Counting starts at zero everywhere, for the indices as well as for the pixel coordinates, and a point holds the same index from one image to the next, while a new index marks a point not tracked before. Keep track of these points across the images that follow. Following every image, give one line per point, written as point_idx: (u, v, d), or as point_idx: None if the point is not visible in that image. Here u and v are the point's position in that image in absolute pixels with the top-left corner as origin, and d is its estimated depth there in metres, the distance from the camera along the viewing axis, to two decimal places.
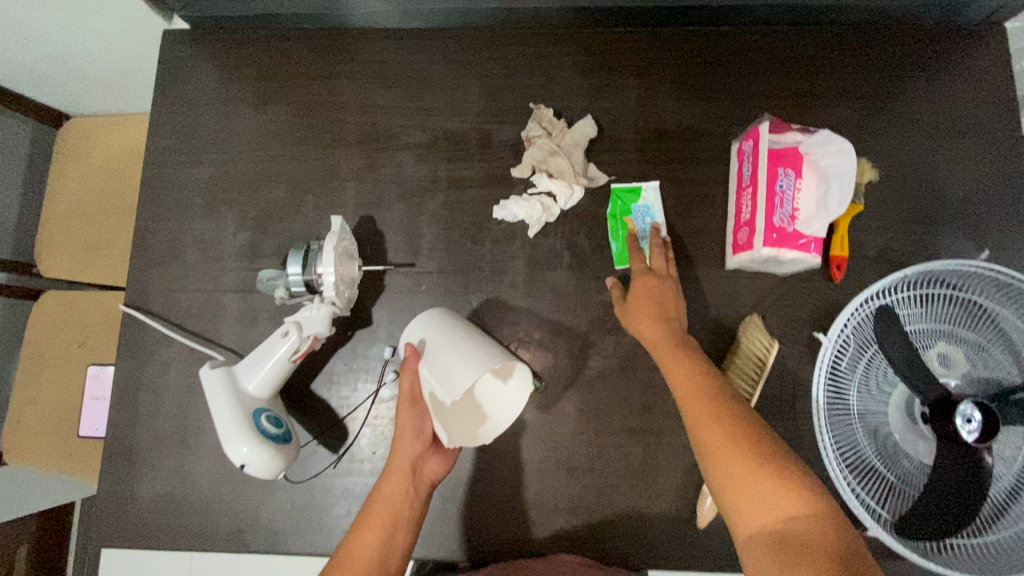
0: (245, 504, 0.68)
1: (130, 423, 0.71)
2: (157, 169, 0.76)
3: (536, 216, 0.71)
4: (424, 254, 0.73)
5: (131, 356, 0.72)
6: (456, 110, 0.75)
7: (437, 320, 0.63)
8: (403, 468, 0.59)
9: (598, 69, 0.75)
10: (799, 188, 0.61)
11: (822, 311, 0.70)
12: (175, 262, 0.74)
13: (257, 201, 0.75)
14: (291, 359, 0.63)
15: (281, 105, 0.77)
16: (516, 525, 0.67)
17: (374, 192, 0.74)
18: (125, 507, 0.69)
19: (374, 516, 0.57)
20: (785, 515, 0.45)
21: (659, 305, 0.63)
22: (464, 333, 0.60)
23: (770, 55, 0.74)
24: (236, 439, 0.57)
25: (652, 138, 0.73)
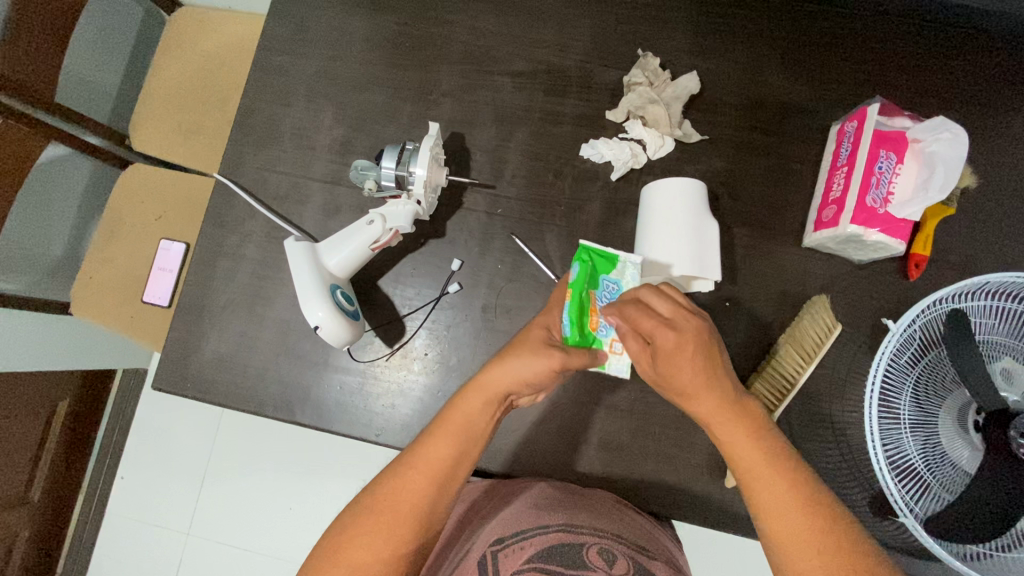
0: (299, 378, 0.72)
1: (206, 284, 0.75)
2: (268, 54, 0.79)
3: (623, 160, 0.71)
4: (506, 178, 0.75)
5: (217, 222, 0.76)
6: (562, 46, 0.76)
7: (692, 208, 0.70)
8: (440, 461, 0.52)
9: (710, 30, 0.75)
10: (897, 172, 0.61)
11: (890, 306, 0.69)
12: (270, 143, 0.78)
13: (357, 100, 0.78)
14: (370, 248, 0.66)
15: (395, 13, 0.79)
16: (551, 448, 0.71)
17: (468, 112, 0.76)
18: (189, 357, 0.73)
19: (382, 521, 0.50)
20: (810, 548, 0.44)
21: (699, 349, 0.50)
22: None
23: (888, 44, 0.73)
24: (313, 303, 0.61)
25: (751, 107, 0.73)
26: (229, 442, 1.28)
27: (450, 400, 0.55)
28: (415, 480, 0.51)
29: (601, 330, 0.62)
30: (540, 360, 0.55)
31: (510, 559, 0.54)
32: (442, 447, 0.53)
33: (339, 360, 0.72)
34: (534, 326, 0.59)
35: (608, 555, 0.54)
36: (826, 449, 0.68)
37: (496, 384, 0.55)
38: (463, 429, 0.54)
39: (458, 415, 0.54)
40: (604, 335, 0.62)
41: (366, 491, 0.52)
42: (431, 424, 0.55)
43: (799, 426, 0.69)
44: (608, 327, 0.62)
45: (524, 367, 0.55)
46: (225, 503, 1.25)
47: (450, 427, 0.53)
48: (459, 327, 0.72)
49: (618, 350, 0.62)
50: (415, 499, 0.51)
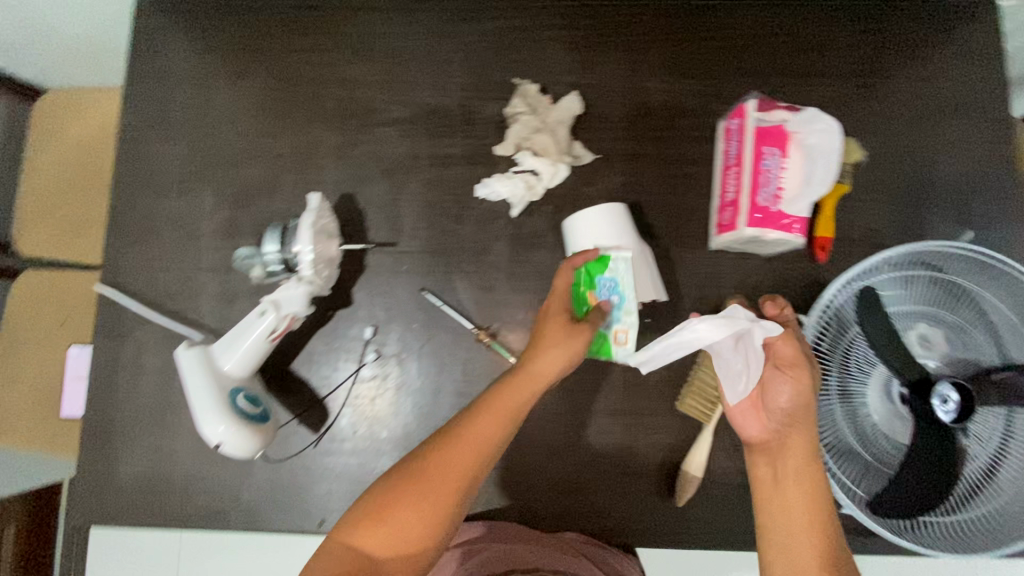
0: (227, 482, 0.68)
1: (109, 403, 0.70)
2: (132, 144, 0.74)
3: (519, 196, 0.70)
4: (406, 233, 0.72)
5: (107, 335, 0.71)
6: (439, 84, 0.74)
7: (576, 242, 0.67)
8: (485, 440, 0.56)
9: (583, 44, 0.73)
10: (784, 167, 0.61)
11: (806, 293, 0.69)
12: (151, 239, 0.73)
13: (235, 178, 0.73)
14: (269, 339, 0.62)
15: (261, 79, 0.75)
16: (499, 502, 0.68)
17: (355, 170, 0.73)
18: (105, 484, 0.69)
19: (427, 487, 0.54)
20: (796, 539, 0.55)
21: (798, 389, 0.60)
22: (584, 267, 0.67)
23: (759, 31, 0.73)
24: (212, 418, 0.57)
25: (638, 116, 0.72)
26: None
27: (499, 382, 0.59)
28: (462, 456, 0.55)
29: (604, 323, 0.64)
30: (572, 337, 0.60)
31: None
32: (482, 424, 0.57)
33: (265, 457, 0.68)
34: (552, 300, 0.63)
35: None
36: None
37: (545, 373, 0.59)
38: (508, 411, 0.58)
39: (506, 400, 0.58)
40: (609, 327, 0.64)
41: (416, 455, 0.56)
42: (474, 408, 0.58)
43: None
44: (612, 319, 0.64)
45: (557, 353, 0.60)
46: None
47: (499, 409, 0.58)
48: (383, 397, 0.69)
49: (623, 340, 0.63)
50: (461, 478, 0.55)
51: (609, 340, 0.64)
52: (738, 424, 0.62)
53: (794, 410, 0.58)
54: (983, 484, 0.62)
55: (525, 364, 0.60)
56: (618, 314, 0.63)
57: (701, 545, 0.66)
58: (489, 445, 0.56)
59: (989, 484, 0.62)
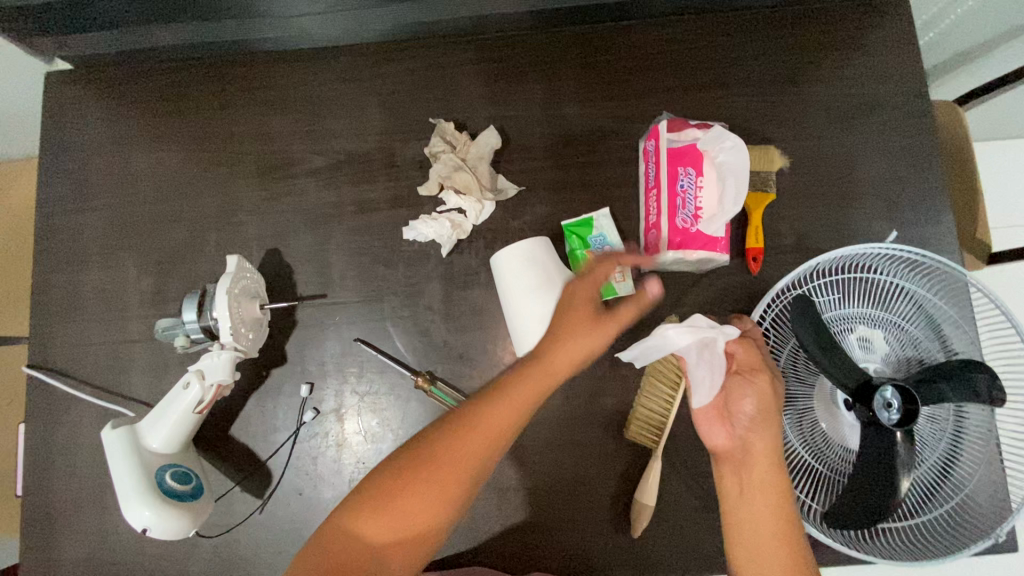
0: (173, 558, 0.66)
1: (47, 488, 0.68)
2: (52, 219, 0.73)
3: (446, 234, 0.69)
4: (336, 283, 0.71)
5: (39, 418, 0.69)
6: (358, 130, 0.73)
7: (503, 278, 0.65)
8: (502, 428, 0.54)
9: (499, 76, 0.73)
10: (700, 186, 0.60)
11: (744, 306, 0.69)
12: (77, 314, 0.71)
13: (160, 243, 0.72)
14: (196, 411, 0.60)
15: (178, 141, 0.74)
16: (455, 550, 0.67)
17: (280, 224, 0.72)
18: (48, 572, 0.67)
19: (433, 480, 0.52)
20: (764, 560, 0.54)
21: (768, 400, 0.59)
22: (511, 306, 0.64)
23: (673, 45, 0.72)
24: (136, 502, 0.55)
25: (560, 143, 0.72)
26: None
27: (521, 367, 0.57)
28: (473, 445, 0.53)
29: None
30: (591, 332, 0.59)
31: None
32: (497, 413, 0.54)
33: (209, 528, 0.66)
34: (581, 287, 0.61)
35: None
36: None
37: (561, 368, 0.58)
38: (532, 397, 0.56)
39: (521, 391, 0.55)
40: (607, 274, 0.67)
41: (421, 441, 0.54)
42: (498, 385, 0.56)
43: (693, 451, 0.66)
44: None
45: (589, 343, 0.59)
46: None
47: (519, 398, 0.55)
48: (326, 453, 0.67)
49: (622, 279, 0.67)
50: (465, 476, 0.53)
51: (610, 283, 0.67)
52: (703, 432, 0.61)
53: (757, 415, 0.58)
54: (937, 485, 0.61)
55: (544, 355, 0.57)
56: (614, 259, 0.67)
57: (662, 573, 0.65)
58: (506, 432, 0.55)
59: (943, 484, 0.61)
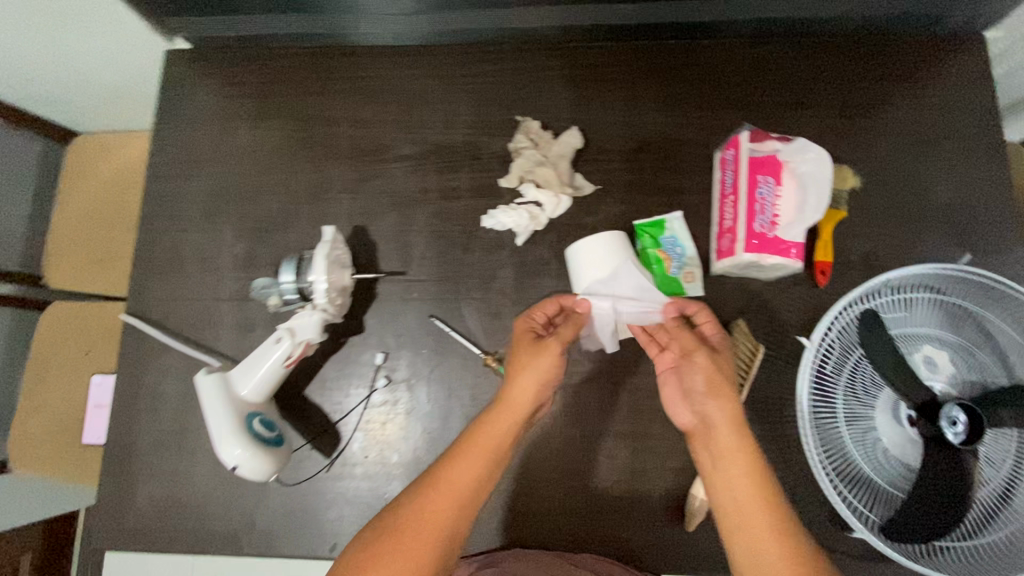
0: (242, 506, 0.70)
1: (130, 431, 0.72)
2: (159, 182, 0.79)
3: (523, 225, 0.72)
4: (415, 262, 0.75)
5: (130, 363, 0.74)
6: (446, 123, 0.78)
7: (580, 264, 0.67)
8: (471, 481, 0.55)
9: (583, 82, 0.77)
10: (779, 194, 0.63)
11: (809, 316, 0.70)
12: (174, 270, 0.76)
13: (255, 212, 0.77)
14: (284, 365, 0.64)
15: (279, 120, 0.79)
16: (508, 527, 0.69)
17: (366, 204, 0.76)
18: (124, 508, 0.71)
19: (407, 546, 0.51)
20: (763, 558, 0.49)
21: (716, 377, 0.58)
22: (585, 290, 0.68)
23: (751, 65, 0.76)
24: (229, 440, 0.59)
25: (637, 148, 0.75)
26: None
27: (479, 419, 0.58)
28: (441, 504, 0.53)
29: (673, 267, 0.70)
30: (543, 359, 0.59)
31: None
32: (467, 468, 0.55)
33: (279, 481, 0.70)
34: (524, 322, 0.64)
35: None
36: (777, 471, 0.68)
37: (520, 401, 0.59)
38: (490, 441, 0.57)
39: (488, 434, 0.57)
40: (678, 272, 0.70)
41: (391, 509, 0.53)
42: (458, 443, 0.57)
43: None
44: (678, 265, 0.70)
45: (541, 369, 0.59)
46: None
47: (485, 444, 0.57)
48: (394, 421, 0.70)
49: (692, 278, 0.70)
50: (435, 538, 0.52)
51: (679, 281, 0.70)
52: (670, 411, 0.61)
53: (709, 387, 0.58)
54: (999, 509, 0.60)
55: (502, 394, 0.59)
56: (684, 259, 0.70)
57: (710, 570, 0.66)
58: (473, 484, 0.55)
59: (1007, 509, 0.60)
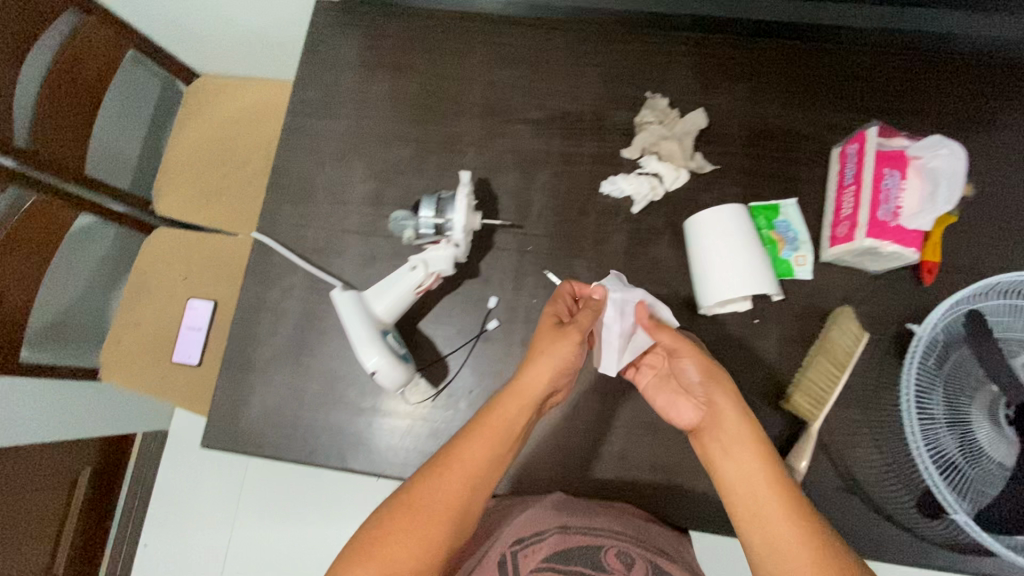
0: (350, 424, 0.74)
1: (249, 342, 0.77)
2: (297, 117, 0.84)
3: (643, 193, 0.76)
4: (533, 218, 0.78)
5: (256, 279, 0.78)
6: (574, 92, 0.82)
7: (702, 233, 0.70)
8: (480, 460, 0.59)
9: (708, 70, 0.81)
10: (903, 188, 0.66)
11: (911, 312, 0.73)
12: (305, 200, 0.81)
13: (385, 155, 0.82)
14: (414, 292, 0.69)
15: (415, 73, 0.84)
16: (600, 476, 0.72)
17: (491, 158, 0.81)
18: (237, 413, 0.75)
19: (420, 518, 0.56)
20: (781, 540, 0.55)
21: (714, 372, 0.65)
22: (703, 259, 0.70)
23: (873, 72, 0.80)
24: (369, 349, 0.64)
25: (755, 137, 0.79)
26: (263, 475, 1.36)
27: (491, 403, 0.62)
28: (453, 479, 0.58)
29: (785, 249, 0.74)
30: (562, 344, 0.63)
31: (527, 559, 0.59)
32: (475, 447, 0.60)
33: (389, 404, 0.74)
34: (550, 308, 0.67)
35: (627, 558, 0.59)
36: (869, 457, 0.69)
37: (533, 386, 0.62)
38: (500, 425, 0.61)
39: (497, 418, 0.61)
40: (789, 254, 0.74)
41: (402, 489, 0.59)
42: (471, 425, 0.61)
43: (841, 435, 0.70)
44: (790, 248, 0.74)
45: (557, 356, 0.63)
46: (261, 545, 1.32)
47: (490, 430, 0.61)
48: (502, 362, 0.74)
49: (803, 262, 0.73)
50: (445, 512, 0.57)
51: (790, 263, 0.74)
52: (660, 406, 0.68)
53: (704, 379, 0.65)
54: None
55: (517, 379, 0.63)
56: (797, 242, 0.74)
57: None
58: (481, 463, 0.59)
59: None
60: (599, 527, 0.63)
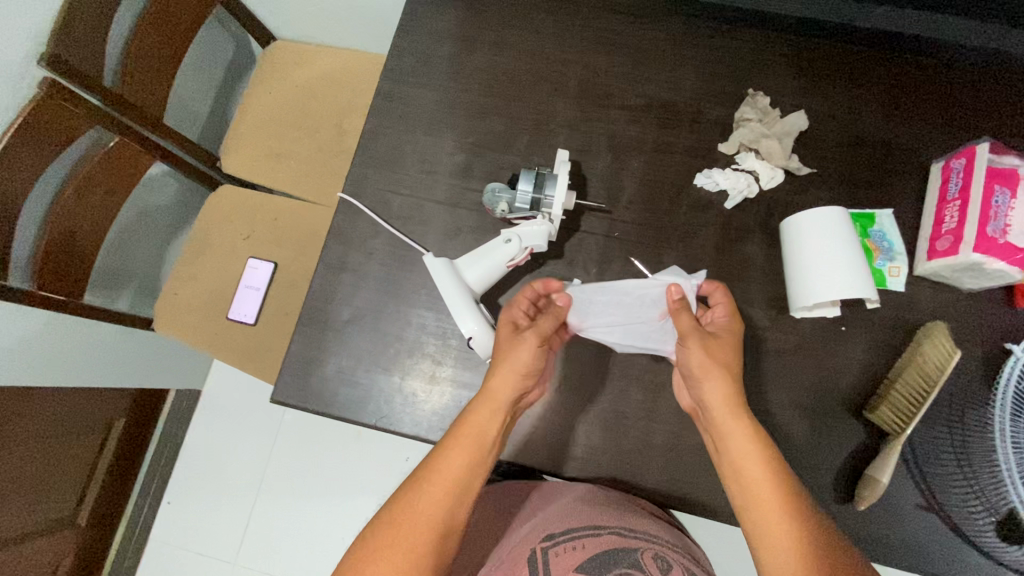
0: (424, 392, 0.73)
1: (328, 301, 0.76)
2: (391, 84, 0.84)
3: (739, 189, 0.76)
4: (622, 204, 0.78)
5: (340, 239, 0.78)
6: (672, 83, 0.81)
7: (798, 234, 0.69)
8: (458, 467, 0.58)
9: (810, 74, 0.80)
10: (1013, 206, 0.65)
11: (1005, 332, 0.71)
12: (394, 166, 0.81)
13: (477, 129, 0.82)
14: (506, 265, 0.70)
15: (512, 51, 0.84)
16: (673, 468, 0.71)
17: (584, 142, 0.80)
18: (310, 372, 0.74)
19: (405, 533, 0.55)
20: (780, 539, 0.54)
21: (712, 356, 0.62)
22: (797, 263, 0.70)
23: (978, 90, 0.79)
24: (465, 316, 0.66)
25: (854, 145, 0.78)
26: (293, 444, 1.36)
27: (466, 412, 0.61)
28: (436, 487, 0.57)
29: (879, 259, 0.74)
30: (522, 345, 0.62)
31: (560, 558, 0.58)
32: (457, 456, 0.59)
33: (465, 376, 0.74)
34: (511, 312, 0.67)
35: (665, 563, 0.57)
36: (951, 474, 0.68)
37: (502, 387, 0.61)
38: (477, 428, 0.60)
39: (473, 423, 0.60)
40: (883, 264, 0.73)
41: (385, 507, 0.57)
42: (449, 435, 0.60)
43: (924, 451, 0.69)
44: (884, 258, 0.74)
45: (517, 361, 0.62)
46: (286, 513, 1.31)
47: (466, 436, 0.60)
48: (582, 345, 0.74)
49: (897, 273, 0.73)
50: (430, 520, 0.56)
51: (883, 273, 0.73)
52: (675, 390, 0.70)
53: (706, 365, 0.62)
54: None
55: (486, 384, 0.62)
56: (891, 253, 0.74)
57: (871, 553, 0.67)
58: (462, 469, 0.59)
59: None
60: (637, 529, 0.62)
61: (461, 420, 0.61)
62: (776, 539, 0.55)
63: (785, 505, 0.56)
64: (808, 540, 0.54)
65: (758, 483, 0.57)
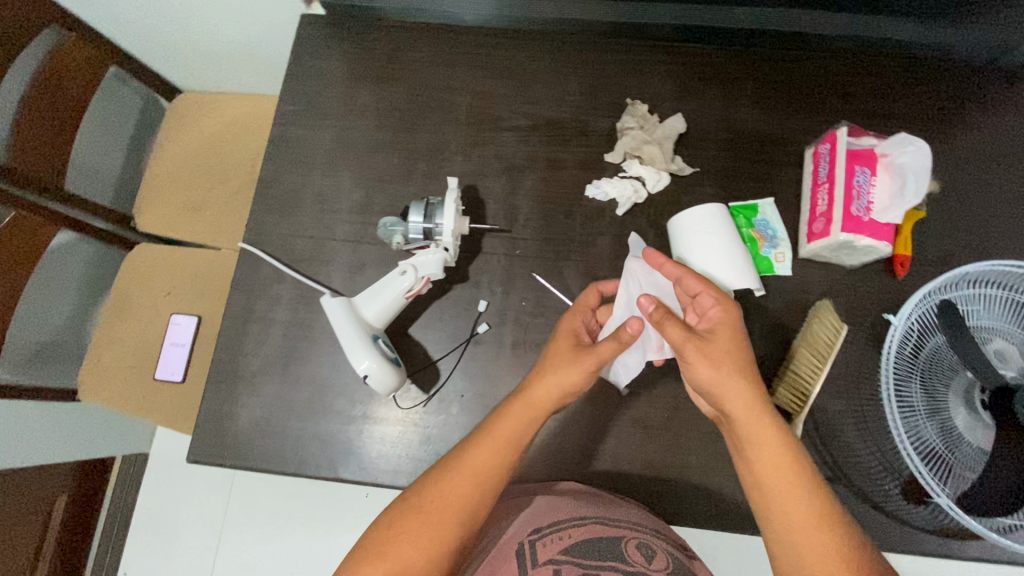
0: (342, 432, 0.73)
1: (237, 353, 0.76)
2: (284, 129, 0.85)
3: (626, 196, 0.78)
4: (520, 222, 0.80)
5: (244, 289, 0.78)
6: (557, 100, 0.84)
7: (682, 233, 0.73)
8: (485, 465, 0.58)
9: (686, 77, 0.84)
10: (874, 184, 0.69)
11: (888, 303, 0.75)
12: (293, 210, 0.81)
13: (372, 164, 0.83)
14: (405, 297, 0.71)
15: (400, 85, 0.86)
16: (595, 475, 0.72)
17: (478, 165, 0.82)
18: (224, 427, 0.73)
19: (424, 523, 0.55)
20: (806, 530, 0.54)
21: (730, 352, 0.59)
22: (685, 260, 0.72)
23: (843, 76, 0.83)
24: (359, 354, 0.66)
25: (734, 140, 0.81)
26: (249, 495, 1.33)
27: (499, 410, 0.62)
28: (459, 486, 0.57)
29: (765, 247, 0.77)
30: (573, 364, 0.62)
31: (548, 546, 0.57)
32: (485, 457, 0.59)
33: (381, 411, 0.74)
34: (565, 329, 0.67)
35: (647, 550, 0.58)
36: (853, 444, 0.71)
37: (544, 396, 0.62)
38: (517, 428, 0.60)
39: (505, 428, 0.60)
40: (769, 251, 0.77)
41: (415, 488, 0.58)
42: (478, 434, 0.60)
43: (827, 426, 0.72)
44: (770, 245, 0.77)
45: (570, 375, 0.62)
46: (249, 566, 1.28)
47: (495, 440, 0.60)
48: (494, 365, 0.75)
49: (783, 258, 0.76)
50: (448, 518, 0.56)
51: (770, 260, 0.76)
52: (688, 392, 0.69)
53: (715, 374, 0.59)
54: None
55: (527, 387, 0.63)
56: (776, 240, 0.77)
57: None
58: (486, 472, 0.58)
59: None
60: (620, 519, 0.61)
61: (495, 421, 0.61)
62: (800, 533, 0.54)
63: (811, 497, 0.55)
64: (838, 540, 0.53)
65: (784, 484, 0.55)
